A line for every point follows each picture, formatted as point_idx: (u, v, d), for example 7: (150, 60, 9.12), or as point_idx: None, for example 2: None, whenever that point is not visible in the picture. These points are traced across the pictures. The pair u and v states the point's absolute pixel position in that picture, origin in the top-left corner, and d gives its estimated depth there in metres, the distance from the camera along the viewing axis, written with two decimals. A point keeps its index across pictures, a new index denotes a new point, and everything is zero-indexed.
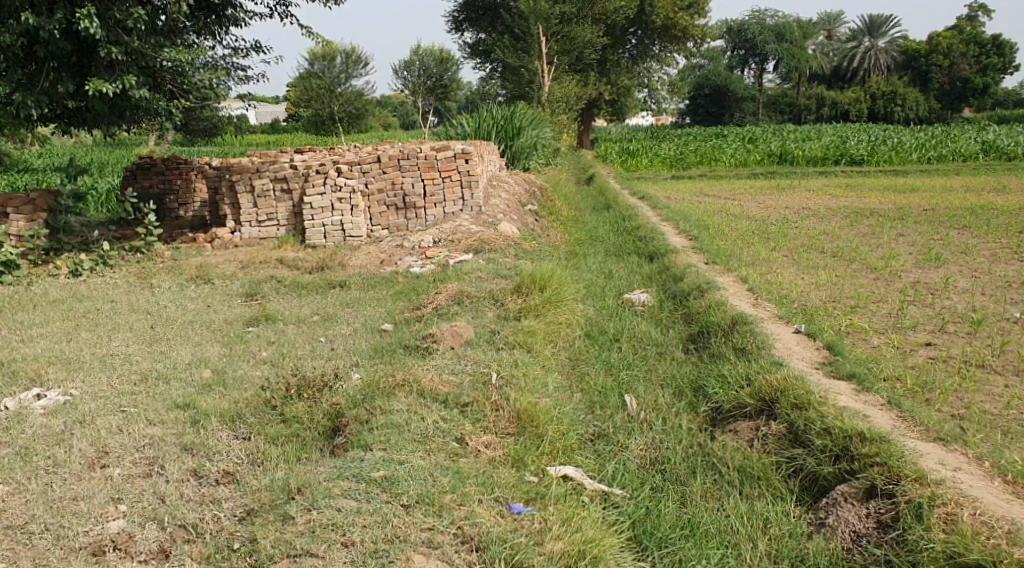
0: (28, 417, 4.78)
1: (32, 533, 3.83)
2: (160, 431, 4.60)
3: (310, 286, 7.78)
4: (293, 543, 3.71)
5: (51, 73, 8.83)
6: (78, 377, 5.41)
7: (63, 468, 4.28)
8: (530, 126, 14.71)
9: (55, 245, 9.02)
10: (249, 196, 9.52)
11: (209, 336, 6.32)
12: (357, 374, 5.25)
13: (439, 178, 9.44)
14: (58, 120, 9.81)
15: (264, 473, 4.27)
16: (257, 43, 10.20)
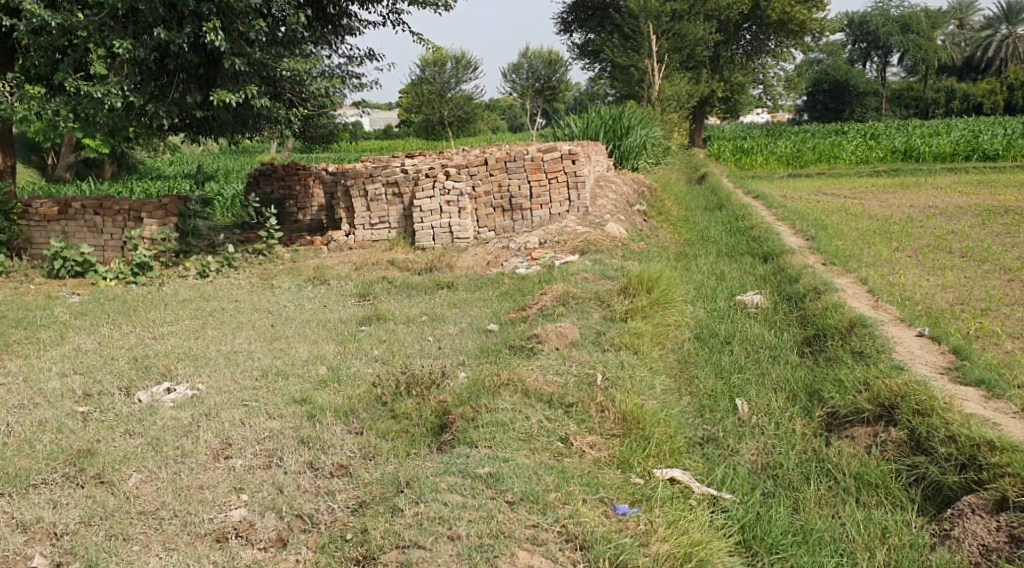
0: (158, 409, 5.09)
1: (163, 518, 4.07)
2: (279, 424, 4.82)
3: (420, 287, 7.97)
4: (402, 535, 3.82)
5: (180, 84, 9.33)
6: (203, 372, 5.72)
7: (191, 458, 4.53)
8: (640, 126, 14.62)
9: (185, 247, 9.53)
10: (362, 199, 9.85)
11: (325, 335, 6.57)
12: (464, 373, 5.36)
13: (545, 179, 9.48)
14: (187, 130, 10.35)
15: (375, 467, 4.41)
16: (371, 50, 10.50)
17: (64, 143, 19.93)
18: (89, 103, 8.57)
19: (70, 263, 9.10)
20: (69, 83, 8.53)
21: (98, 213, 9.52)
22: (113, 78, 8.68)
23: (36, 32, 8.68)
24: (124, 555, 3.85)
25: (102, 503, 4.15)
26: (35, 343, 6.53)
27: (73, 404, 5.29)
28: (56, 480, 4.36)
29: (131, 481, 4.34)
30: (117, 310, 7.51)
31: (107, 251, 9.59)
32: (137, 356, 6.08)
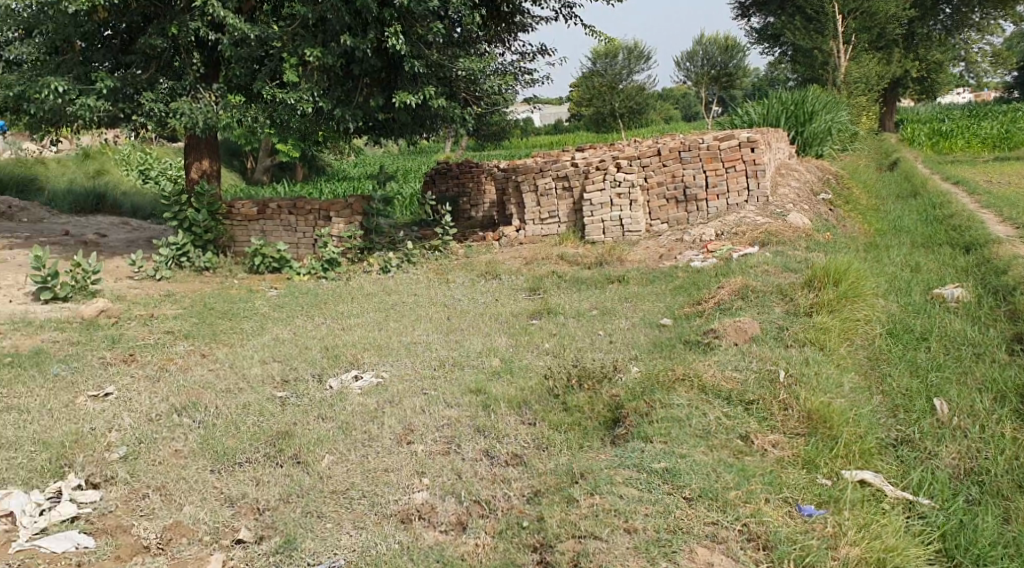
0: (347, 396, 5.39)
1: (352, 498, 4.26)
2: (456, 414, 4.99)
3: (591, 281, 7.98)
4: (578, 525, 3.83)
5: (365, 88, 9.82)
6: (387, 362, 6.01)
7: (376, 443, 4.76)
8: (825, 111, 13.98)
9: (369, 245, 10.04)
10: (533, 194, 10.00)
11: (498, 328, 6.71)
12: (637, 367, 5.32)
13: (722, 169, 9.26)
14: (370, 132, 10.84)
15: (549, 457, 4.46)
16: (543, 46, 10.60)
17: (262, 147, 21.32)
18: (282, 109, 9.14)
19: (268, 260, 9.76)
20: (265, 91, 9.13)
21: (292, 213, 10.14)
22: (304, 85, 9.21)
23: (237, 44, 9.34)
24: (318, 531, 4.03)
25: (298, 482, 4.40)
26: (238, 333, 7.04)
27: (272, 389, 5.67)
28: (258, 459, 4.68)
29: (323, 462, 4.59)
30: (309, 303, 7.97)
31: (300, 248, 10.18)
32: (327, 345, 6.45)
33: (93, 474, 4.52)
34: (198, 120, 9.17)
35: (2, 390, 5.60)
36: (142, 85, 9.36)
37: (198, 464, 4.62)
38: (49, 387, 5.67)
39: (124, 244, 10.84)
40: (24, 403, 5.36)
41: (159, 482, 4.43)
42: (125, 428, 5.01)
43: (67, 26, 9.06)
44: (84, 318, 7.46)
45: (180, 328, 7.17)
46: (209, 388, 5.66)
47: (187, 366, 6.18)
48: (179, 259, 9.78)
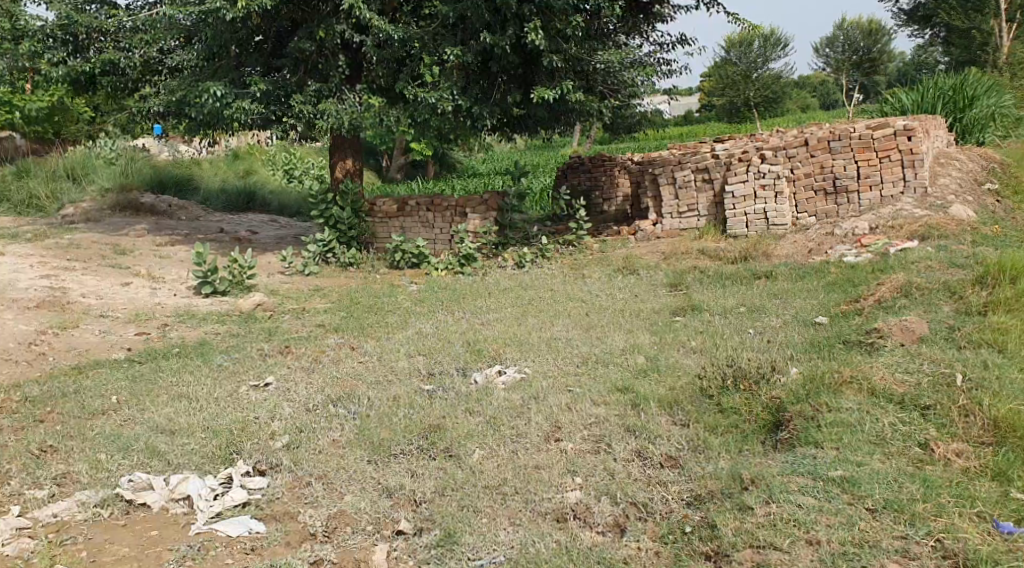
0: (492, 391, 5.42)
1: (506, 495, 4.26)
2: (604, 412, 4.95)
3: (734, 278, 7.76)
4: (756, 534, 3.70)
5: (502, 85, 9.85)
6: (529, 357, 6.02)
7: (525, 439, 4.76)
8: (987, 95, 13.12)
9: (503, 241, 10.15)
10: (671, 187, 9.83)
11: (639, 325, 6.63)
12: (795, 368, 5.12)
13: (876, 159, 8.82)
14: (506, 127, 10.89)
15: (707, 461, 4.34)
16: (683, 36, 10.36)
17: (396, 145, 21.88)
18: (423, 108, 9.25)
19: (408, 255, 9.96)
20: (407, 91, 9.29)
21: (429, 209, 10.31)
22: (444, 84, 9.31)
23: (381, 46, 9.61)
24: (476, 526, 4.03)
25: (452, 476, 4.44)
26: (384, 326, 7.20)
27: (420, 382, 5.76)
28: (412, 452, 4.75)
29: (475, 456, 4.62)
30: (449, 298, 8.08)
31: (438, 244, 10.34)
32: (470, 339, 6.51)
33: (259, 461, 4.70)
34: (344, 121, 9.50)
35: (172, 378, 5.91)
36: (292, 87, 9.72)
37: (356, 454, 4.73)
38: (214, 376, 5.95)
39: (274, 241, 11.28)
40: (192, 391, 5.64)
41: (320, 471, 4.56)
42: (286, 417, 5.20)
43: (225, 33, 9.43)
44: (241, 311, 7.80)
45: (330, 322, 7.42)
46: (361, 379, 5.82)
47: (338, 358, 6.37)
48: (325, 254, 10.11)
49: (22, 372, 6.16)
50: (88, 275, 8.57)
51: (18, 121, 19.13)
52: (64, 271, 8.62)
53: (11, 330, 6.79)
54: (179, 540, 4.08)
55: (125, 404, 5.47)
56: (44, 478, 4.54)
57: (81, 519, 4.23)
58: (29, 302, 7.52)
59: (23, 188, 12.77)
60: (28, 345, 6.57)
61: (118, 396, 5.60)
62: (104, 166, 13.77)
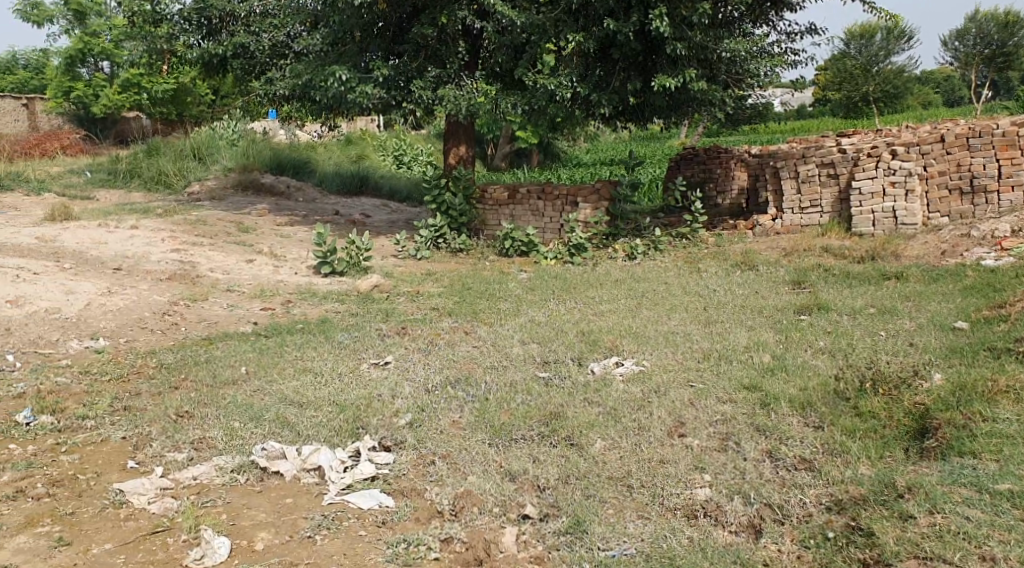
0: (610, 383, 5.35)
1: (632, 487, 4.19)
2: (731, 410, 4.82)
3: (861, 278, 7.47)
4: (920, 544, 3.51)
5: (621, 73, 9.70)
6: (648, 350, 5.91)
7: (648, 432, 4.67)
8: None
9: (614, 231, 10.00)
10: (793, 182, 9.55)
11: (761, 322, 6.44)
12: (939, 375, 4.89)
13: (1020, 158, 8.32)
14: (622, 116, 10.73)
15: (846, 465, 4.20)
16: (812, 25, 10.03)
17: (503, 133, 21.93)
18: (542, 94, 9.19)
19: (517, 243, 9.91)
20: (527, 77, 9.23)
21: (541, 197, 10.25)
22: (563, 71, 9.19)
23: (501, 31, 9.55)
24: (604, 517, 3.98)
25: (577, 464, 4.39)
26: (497, 313, 7.20)
27: (535, 369, 5.73)
28: (533, 437, 4.71)
29: (597, 446, 4.55)
30: (560, 287, 8.03)
31: (547, 233, 10.27)
32: (584, 329, 6.44)
33: (384, 437, 4.74)
34: (461, 107, 9.55)
35: (296, 353, 6.04)
36: (412, 73, 9.83)
37: (477, 436, 4.72)
38: (336, 353, 6.06)
39: (386, 225, 11.45)
40: (317, 366, 5.76)
41: (444, 451, 4.58)
42: (407, 396, 5.24)
43: (350, 18, 9.58)
44: (359, 291, 7.93)
45: (444, 305, 7.47)
46: (478, 363, 5.83)
47: (453, 341, 6.39)
48: (437, 240, 10.21)
49: (157, 340, 6.41)
50: (214, 251, 8.87)
51: (144, 102, 20.32)
52: (193, 246, 8.94)
53: (147, 300, 7.09)
54: (312, 509, 4.16)
55: (253, 375, 5.62)
56: (183, 442, 4.70)
57: (219, 483, 4.35)
58: (161, 274, 7.83)
59: (153, 166, 13.33)
60: (162, 315, 6.85)
61: (246, 367, 5.76)
62: (227, 147, 14.25)
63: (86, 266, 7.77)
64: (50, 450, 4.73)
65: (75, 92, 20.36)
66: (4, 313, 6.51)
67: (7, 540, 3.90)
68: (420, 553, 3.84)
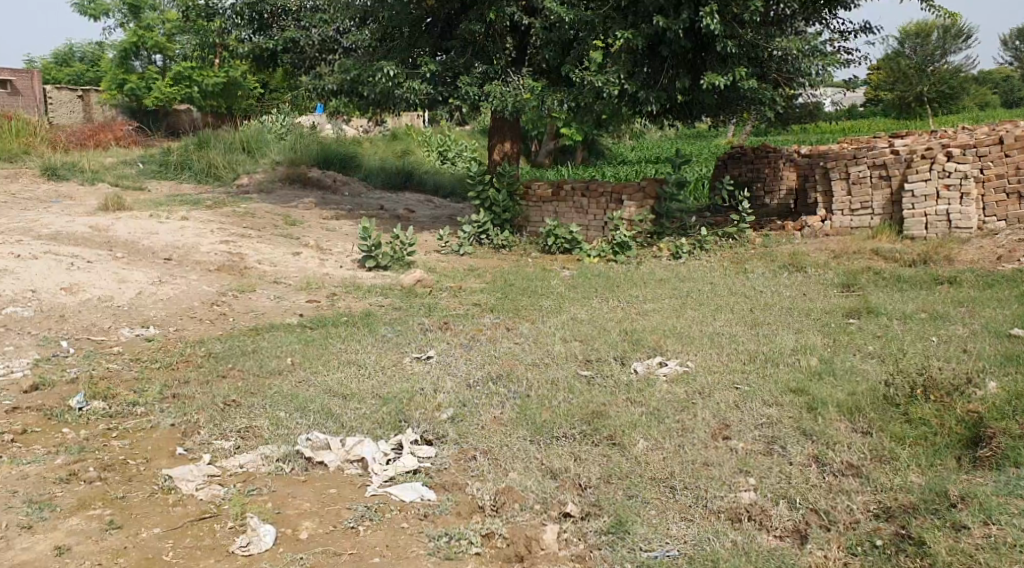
0: (654, 383, 5.31)
1: (674, 488, 4.15)
2: (777, 413, 4.75)
3: (913, 282, 7.32)
4: (975, 556, 3.43)
5: (670, 71, 9.63)
6: (693, 351, 5.85)
7: (692, 434, 4.62)
8: None
9: (659, 229, 9.89)
10: (844, 183, 9.40)
11: (809, 325, 6.35)
12: (993, 383, 4.77)
13: None
14: (670, 114, 10.64)
15: (895, 473, 4.13)
16: (867, 23, 9.85)
17: (548, 130, 21.89)
18: (590, 91, 9.15)
19: (561, 240, 9.88)
20: (574, 74, 9.20)
21: (585, 195, 10.13)
22: (611, 68, 9.14)
23: (549, 28, 9.53)
24: (647, 518, 3.95)
25: (620, 464, 4.36)
26: (539, 310, 7.18)
27: (577, 367, 5.71)
28: (575, 436, 4.69)
29: (640, 446, 4.52)
30: (603, 285, 7.99)
31: (591, 231, 10.16)
32: (627, 328, 6.40)
33: (426, 430, 4.76)
34: (507, 104, 9.54)
35: (340, 345, 6.08)
36: (459, 69, 9.85)
37: (519, 433, 4.71)
38: (380, 346, 6.10)
39: (430, 220, 11.49)
40: (361, 358, 5.80)
41: (485, 446, 4.58)
42: (449, 391, 5.25)
43: (400, 14, 9.63)
44: (402, 286, 7.97)
45: (486, 301, 7.47)
46: (520, 360, 5.82)
47: (495, 337, 6.39)
48: (479, 236, 10.23)
49: (206, 329, 6.51)
50: (262, 243, 8.97)
51: (195, 95, 20.64)
52: (242, 238, 9.06)
53: (195, 290, 7.19)
54: (356, 499, 4.19)
55: (299, 366, 5.68)
56: (230, 430, 4.76)
57: (265, 472, 4.40)
58: (211, 265, 7.95)
59: (203, 158, 13.52)
60: (211, 305, 6.95)
61: (292, 358, 5.82)
62: (276, 141, 14.43)
63: (138, 256, 7.91)
64: (102, 435, 4.82)
65: (128, 84, 20.66)
66: (59, 299, 6.65)
67: (60, 521, 3.98)
68: (461, 547, 3.85)
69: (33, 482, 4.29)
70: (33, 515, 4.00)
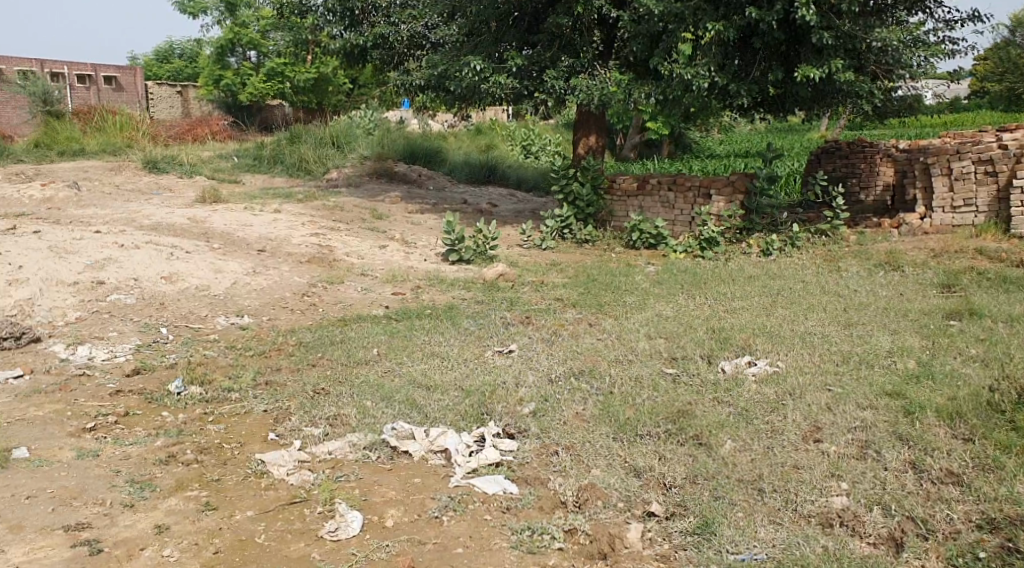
0: (742, 382, 5.20)
1: (762, 491, 4.06)
2: (871, 416, 4.60)
3: (1020, 283, 7.00)
4: None
5: (762, 63, 9.40)
6: (783, 351, 5.70)
7: (781, 436, 4.51)
8: None
9: (748, 225, 9.64)
10: (946, 179, 9.04)
11: (906, 326, 6.13)
12: None
13: None
14: (762, 108, 10.40)
15: (1000, 482, 3.95)
16: (974, 12, 9.42)
17: (634, 124, 21.68)
18: (679, 85, 9.01)
19: (646, 235, 9.77)
20: (662, 67, 9.06)
21: (672, 189, 9.99)
22: (701, 61, 8.98)
23: (636, 20, 9.41)
24: (733, 519, 3.87)
25: (705, 464, 4.28)
26: (623, 306, 7.11)
27: (663, 364, 5.63)
28: (659, 435, 4.62)
29: (727, 447, 4.42)
30: (690, 281, 7.86)
31: (677, 226, 10.00)
32: (714, 326, 6.29)
33: (509, 424, 4.76)
34: (593, 98, 9.48)
35: (425, 337, 6.14)
36: (545, 63, 9.82)
37: (602, 430, 4.66)
38: (464, 339, 6.13)
39: (513, 214, 11.51)
40: (445, 350, 5.84)
41: (568, 441, 4.55)
42: (532, 385, 5.24)
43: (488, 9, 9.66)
44: (485, 280, 8.00)
45: (570, 296, 7.44)
46: (604, 356, 5.77)
47: (578, 333, 6.35)
48: (563, 230, 10.20)
49: (296, 319, 6.65)
50: (350, 236, 9.13)
51: (287, 91, 21.25)
52: (330, 230, 9.23)
53: (286, 281, 7.37)
54: (440, 490, 4.22)
55: (384, 356, 5.75)
56: (320, 418, 4.85)
57: (352, 459, 4.47)
58: (301, 256, 8.12)
59: (294, 153, 13.83)
60: (302, 296, 7.11)
61: (378, 348, 5.90)
62: (364, 136, 14.68)
63: (232, 247, 8.14)
64: (199, 419, 4.98)
65: (224, 80, 21.32)
66: (160, 288, 6.89)
67: (160, 501, 4.12)
68: (544, 541, 3.83)
69: (135, 462, 4.46)
70: (134, 494, 4.15)
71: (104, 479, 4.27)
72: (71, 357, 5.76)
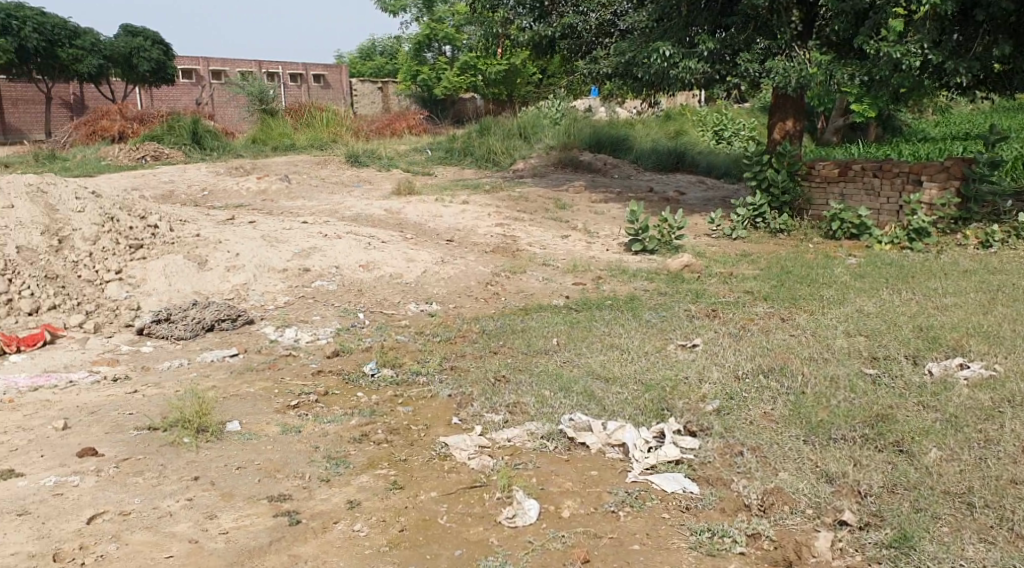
0: (952, 386, 4.77)
1: (972, 505, 3.71)
2: None
3: None
4: None
5: (985, 37, 8.59)
6: (1001, 353, 5.19)
7: (997, 447, 4.10)
8: None
9: (966, 215, 8.87)
10: None
11: None
12: None
13: None
14: (983, 86, 9.53)
15: None
16: None
17: (836, 106, 20.52)
18: (886, 64, 8.40)
19: (846, 225, 9.21)
20: (869, 45, 8.47)
21: (877, 175, 9.31)
22: (913, 38, 8.33)
23: None
24: (937, 535, 3.57)
25: (907, 472, 3.96)
26: (818, 300, 6.71)
27: (861, 365, 5.25)
28: (854, 439, 4.32)
29: (932, 455, 4.08)
30: (894, 275, 7.33)
31: (882, 214, 9.31)
32: (921, 325, 5.81)
33: (690, 421, 4.60)
34: (791, 79, 9.05)
35: (606, 328, 6.06)
36: (740, 46, 9.47)
37: (791, 431, 4.42)
38: (646, 331, 6.02)
39: (702, 202, 11.20)
40: (625, 342, 5.75)
41: (754, 442, 4.35)
42: (715, 381, 5.05)
43: None
44: (668, 270, 7.81)
45: (760, 289, 7.12)
46: (796, 354, 5.46)
47: (767, 328, 6.07)
48: (756, 219, 9.80)
49: (481, 307, 6.78)
50: (535, 226, 9.20)
51: (478, 84, 21.66)
52: (517, 220, 9.34)
53: (474, 270, 7.52)
54: (617, 484, 4.15)
55: (564, 346, 5.74)
56: (500, 405, 4.90)
57: (530, 448, 4.47)
58: (488, 246, 8.27)
59: (486, 144, 14.12)
60: (487, 285, 7.23)
61: (558, 338, 5.90)
62: (552, 126, 14.79)
63: (424, 237, 8.40)
64: (390, 400, 5.17)
65: (421, 75, 22.18)
66: (358, 275, 7.23)
67: (353, 477, 4.31)
68: (726, 545, 3.69)
69: (332, 439, 4.69)
70: (330, 470, 4.36)
71: (304, 454, 4.52)
72: (279, 338, 6.15)
